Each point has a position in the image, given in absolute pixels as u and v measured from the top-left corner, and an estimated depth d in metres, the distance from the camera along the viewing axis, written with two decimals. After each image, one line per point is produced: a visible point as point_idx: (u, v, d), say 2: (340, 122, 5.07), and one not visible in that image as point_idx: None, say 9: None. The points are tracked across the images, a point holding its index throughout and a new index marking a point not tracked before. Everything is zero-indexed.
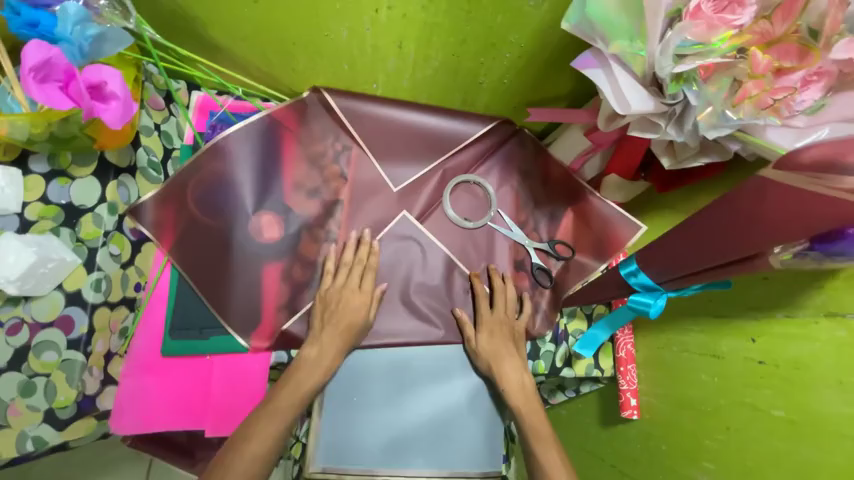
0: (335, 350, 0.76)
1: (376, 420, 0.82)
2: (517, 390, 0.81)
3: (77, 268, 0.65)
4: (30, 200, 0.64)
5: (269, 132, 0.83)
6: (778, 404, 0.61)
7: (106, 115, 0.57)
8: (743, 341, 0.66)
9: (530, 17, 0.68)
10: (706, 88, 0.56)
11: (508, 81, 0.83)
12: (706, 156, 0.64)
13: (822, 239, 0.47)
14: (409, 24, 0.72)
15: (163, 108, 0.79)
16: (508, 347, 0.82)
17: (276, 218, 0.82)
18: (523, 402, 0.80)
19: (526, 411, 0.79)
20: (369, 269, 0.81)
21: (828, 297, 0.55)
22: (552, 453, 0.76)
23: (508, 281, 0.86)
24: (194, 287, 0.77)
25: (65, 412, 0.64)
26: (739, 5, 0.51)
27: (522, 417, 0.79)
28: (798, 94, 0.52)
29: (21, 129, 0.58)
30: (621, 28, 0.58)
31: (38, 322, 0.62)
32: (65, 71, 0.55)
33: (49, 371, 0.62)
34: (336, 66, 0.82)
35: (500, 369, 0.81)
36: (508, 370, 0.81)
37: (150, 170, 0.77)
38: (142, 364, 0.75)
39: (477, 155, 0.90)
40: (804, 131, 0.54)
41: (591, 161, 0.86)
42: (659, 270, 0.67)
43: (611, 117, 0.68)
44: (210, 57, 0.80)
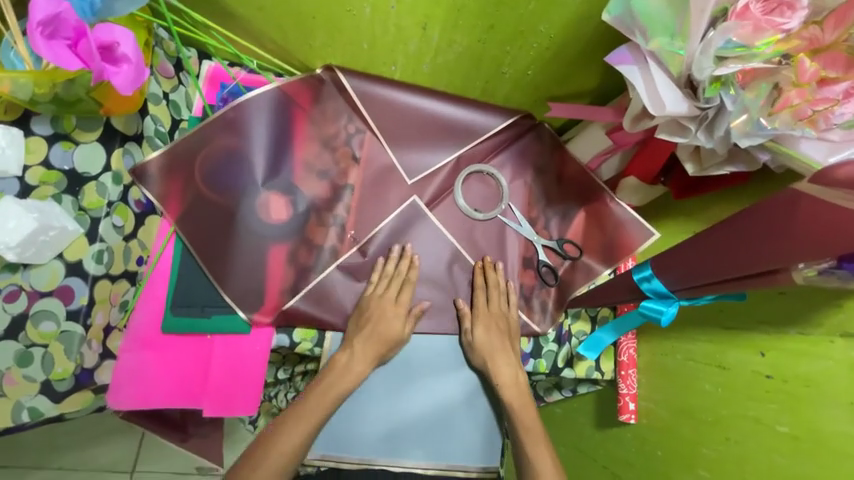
0: (368, 358, 0.77)
1: (376, 410, 0.82)
2: (511, 387, 0.80)
3: (78, 238, 0.63)
4: (31, 164, 0.61)
5: (280, 107, 0.80)
6: (782, 420, 0.61)
7: (116, 79, 0.55)
8: (751, 354, 0.66)
9: (563, 6, 0.65)
10: (744, 94, 0.54)
11: (532, 73, 0.80)
12: (733, 164, 0.62)
13: (851, 258, 0.46)
14: (436, 5, 0.68)
15: (172, 76, 0.76)
16: (504, 344, 0.82)
17: (283, 199, 0.80)
18: (516, 400, 0.80)
19: (520, 409, 0.80)
20: (407, 282, 0.81)
21: (847, 317, 0.54)
22: (543, 452, 0.77)
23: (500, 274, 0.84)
24: (200, 264, 0.76)
25: (62, 385, 0.62)
26: (788, 8, 0.49)
27: (514, 414, 0.79)
28: (838, 106, 0.50)
29: (24, 88, 0.55)
30: (660, 24, 0.56)
31: (37, 290, 0.60)
32: (74, 28, 0.51)
33: (46, 342, 0.61)
34: (355, 44, 0.79)
35: (496, 364, 0.81)
36: (502, 366, 0.81)
37: (157, 139, 0.74)
38: (142, 339, 0.73)
39: (493, 146, 0.88)
40: (838, 146, 0.52)
41: (609, 161, 0.84)
42: (676, 278, 0.66)
43: (638, 117, 0.65)
44: (224, 25, 0.76)
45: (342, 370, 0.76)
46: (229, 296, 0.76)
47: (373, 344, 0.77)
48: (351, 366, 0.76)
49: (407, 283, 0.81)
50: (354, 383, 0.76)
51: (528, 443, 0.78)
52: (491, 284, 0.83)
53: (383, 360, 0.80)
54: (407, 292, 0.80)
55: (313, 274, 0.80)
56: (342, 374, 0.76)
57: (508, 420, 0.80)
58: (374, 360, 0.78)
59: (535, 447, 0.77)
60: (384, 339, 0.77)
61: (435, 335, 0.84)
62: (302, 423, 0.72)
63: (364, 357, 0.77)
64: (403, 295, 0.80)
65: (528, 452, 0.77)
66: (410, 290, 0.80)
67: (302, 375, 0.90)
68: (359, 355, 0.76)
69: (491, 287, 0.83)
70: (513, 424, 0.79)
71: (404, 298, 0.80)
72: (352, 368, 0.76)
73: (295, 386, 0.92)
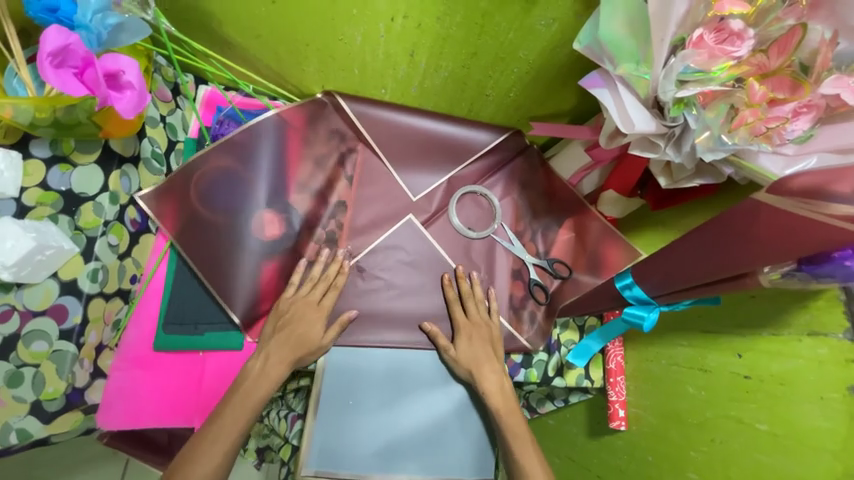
0: (281, 359, 0.75)
1: (371, 424, 0.82)
2: (498, 392, 0.81)
3: (74, 257, 0.64)
4: (29, 185, 0.62)
5: (277, 131, 0.83)
6: (761, 418, 0.64)
7: (119, 104, 0.57)
8: (729, 356, 0.69)
9: (541, 35, 0.71)
10: (705, 113, 0.59)
11: (514, 94, 0.85)
12: (701, 178, 0.67)
13: (810, 260, 0.51)
14: (423, 34, 0.74)
15: (170, 100, 0.79)
16: (488, 353, 0.83)
17: (278, 217, 0.82)
18: (503, 404, 0.80)
19: (508, 414, 0.80)
20: (334, 287, 0.80)
21: (812, 316, 0.58)
22: (529, 452, 0.77)
23: (476, 284, 0.86)
24: (206, 287, 0.77)
25: (52, 405, 0.61)
26: (738, 38, 0.55)
27: (501, 419, 0.79)
28: (789, 123, 0.56)
29: (25, 113, 0.57)
30: (627, 52, 0.61)
31: (29, 310, 0.60)
32: (83, 58, 0.54)
33: (38, 362, 0.60)
34: (346, 70, 0.83)
35: (481, 374, 0.82)
36: (488, 374, 0.82)
37: (153, 160, 0.77)
38: (134, 358, 0.74)
39: (485, 168, 0.92)
40: (793, 159, 0.58)
41: (589, 176, 0.89)
42: (654, 284, 0.69)
43: (613, 135, 0.70)
44: (221, 52, 0.80)
45: (258, 376, 0.73)
46: (226, 313, 0.77)
47: (284, 347, 0.75)
48: (266, 370, 0.73)
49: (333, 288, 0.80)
50: (266, 394, 0.72)
51: (519, 446, 0.78)
52: (466, 294, 0.85)
53: (302, 364, 0.77)
54: (332, 297, 0.79)
55: None
56: (257, 379, 0.73)
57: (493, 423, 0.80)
58: (291, 364, 0.75)
59: (525, 455, 0.77)
60: (301, 343, 0.76)
61: (402, 348, 0.84)
62: (217, 443, 0.68)
63: (279, 362, 0.74)
64: (328, 298, 0.79)
65: (519, 458, 0.77)
66: (336, 294, 0.80)
67: (295, 392, 0.92)
68: (274, 358, 0.74)
69: (466, 297, 0.85)
70: (502, 430, 0.79)
71: (328, 301, 0.79)
72: (268, 374, 0.73)
73: (287, 404, 0.92)
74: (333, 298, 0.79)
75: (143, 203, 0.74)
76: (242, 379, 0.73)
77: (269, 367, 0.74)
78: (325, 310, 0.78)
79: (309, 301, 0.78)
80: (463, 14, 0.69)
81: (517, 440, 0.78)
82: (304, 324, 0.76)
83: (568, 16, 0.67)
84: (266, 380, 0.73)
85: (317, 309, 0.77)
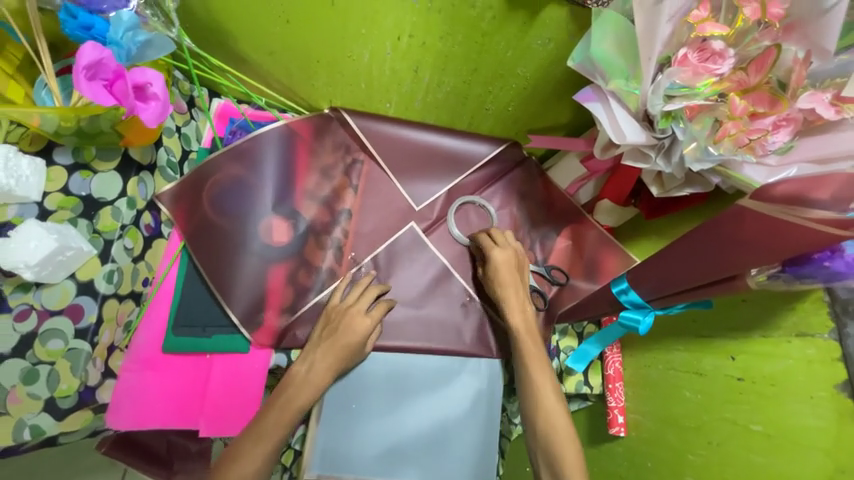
0: (325, 368, 0.75)
1: (373, 428, 0.83)
2: (520, 315, 0.80)
3: (91, 259, 0.66)
4: (51, 190, 0.65)
5: (286, 141, 0.87)
6: (755, 419, 0.66)
7: (144, 114, 0.61)
8: (723, 359, 0.71)
9: (537, 53, 0.76)
10: (692, 125, 0.63)
11: (512, 109, 0.90)
12: (691, 186, 0.71)
13: (793, 262, 0.54)
14: (426, 52, 0.78)
15: (185, 112, 0.83)
16: (514, 279, 0.82)
17: (285, 222, 0.85)
18: (523, 325, 0.80)
19: (526, 336, 0.79)
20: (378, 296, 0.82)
21: (799, 317, 0.61)
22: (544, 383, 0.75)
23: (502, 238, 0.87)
24: (213, 291, 0.80)
25: (65, 402, 0.63)
26: (719, 57, 0.59)
27: (519, 337, 0.79)
28: (770, 135, 0.60)
29: (51, 122, 0.61)
30: (617, 68, 0.65)
31: (47, 309, 0.62)
32: (114, 71, 0.58)
33: (53, 360, 0.62)
34: (354, 85, 0.88)
35: (506, 298, 0.81)
36: (511, 295, 0.81)
37: (168, 169, 0.80)
38: (144, 359, 0.75)
39: (486, 178, 0.96)
40: (776, 169, 0.62)
41: (586, 186, 0.93)
42: (650, 289, 0.71)
43: (607, 146, 0.74)
44: (237, 67, 0.85)
45: (301, 383, 0.74)
46: (231, 316, 0.79)
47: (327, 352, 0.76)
48: (310, 378, 0.74)
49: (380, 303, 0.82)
50: (306, 401, 0.73)
51: (536, 371, 0.76)
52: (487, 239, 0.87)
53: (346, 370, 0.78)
54: (378, 312, 0.81)
55: (311, 294, 0.84)
56: (301, 385, 0.73)
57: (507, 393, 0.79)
58: (335, 373, 0.75)
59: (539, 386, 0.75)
60: (344, 350, 0.76)
61: (406, 352, 0.86)
62: (258, 445, 0.69)
63: (323, 369, 0.75)
64: (375, 309, 0.81)
65: (531, 388, 0.75)
66: (383, 307, 0.82)
67: None
68: (318, 367, 0.75)
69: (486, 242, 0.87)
70: (519, 352, 0.78)
71: (376, 313, 0.80)
72: (310, 381, 0.74)
73: None
74: (380, 313, 0.81)
75: (163, 206, 0.78)
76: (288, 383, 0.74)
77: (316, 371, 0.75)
78: (372, 321, 0.79)
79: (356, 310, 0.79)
80: (464, 34, 0.74)
81: (534, 363, 0.77)
82: (350, 332, 0.77)
83: (563, 37, 0.72)
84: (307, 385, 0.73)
85: (359, 319, 0.78)
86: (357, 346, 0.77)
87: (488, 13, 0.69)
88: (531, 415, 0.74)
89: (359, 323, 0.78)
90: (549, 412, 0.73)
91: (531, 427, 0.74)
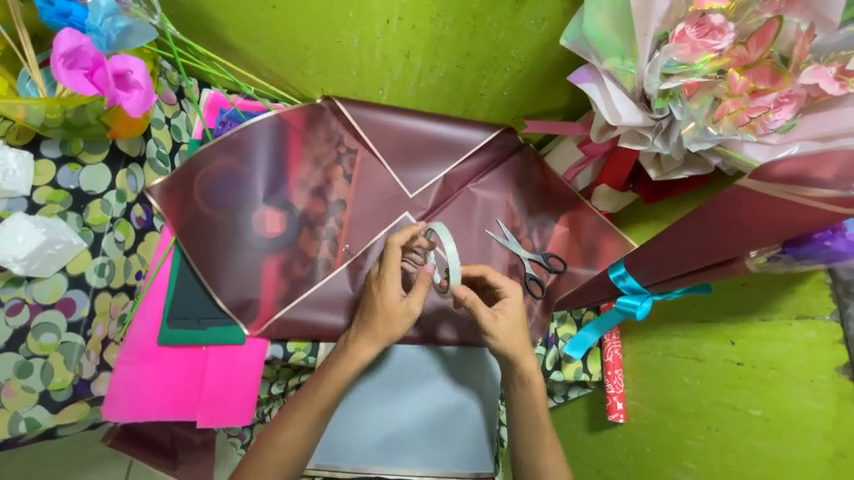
0: (360, 339, 0.69)
1: (371, 418, 0.83)
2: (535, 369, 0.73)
3: (82, 252, 0.66)
4: (40, 184, 0.65)
5: (276, 131, 0.86)
6: (755, 404, 0.65)
7: (127, 103, 0.60)
8: (722, 344, 0.69)
9: (530, 34, 0.73)
10: (690, 104, 0.61)
11: (507, 93, 0.88)
12: (690, 169, 0.69)
13: (793, 243, 0.53)
14: (417, 36, 0.76)
15: (174, 103, 0.82)
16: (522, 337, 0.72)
17: (278, 214, 0.84)
18: (539, 390, 0.74)
19: (538, 401, 0.74)
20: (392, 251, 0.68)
21: (800, 300, 0.59)
22: (551, 449, 0.74)
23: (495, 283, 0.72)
24: (206, 284, 0.79)
25: (59, 395, 0.63)
26: (719, 32, 0.57)
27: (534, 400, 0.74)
28: (772, 113, 0.58)
29: (36, 113, 0.60)
30: (613, 47, 0.63)
31: (39, 303, 0.62)
32: (93, 59, 0.57)
33: (47, 353, 0.62)
34: (345, 72, 0.86)
35: (522, 359, 0.72)
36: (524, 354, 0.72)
37: (158, 161, 0.79)
38: (139, 352, 0.75)
39: (482, 165, 0.94)
40: (776, 148, 0.60)
41: (583, 172, 0.91)
42: (646, 274, 0.70)
43: (603, 129, 0.72)
44: (225, 56, 0.83)
45: (337, 358, 0.71)
46: (225, 308, 0.79)
47: (365, 341, 0.69)
48: (347, 351, 0.70)
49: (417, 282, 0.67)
50: (334, 382, 0.69)
51: (547, 434, 0.74)
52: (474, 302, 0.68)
53: (395, 332, 0.68)
54: (418, 296, 0.67)
55: (306, 285, 0.83)
56: (333, 360, 0.71)
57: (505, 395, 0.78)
58: (377, 344, 0.69)
59: (546, 451, 0.74)
60: (372, 318, 0.68)
61: (403, 343, 0.86)
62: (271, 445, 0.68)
63: (362, 342, 0.69)
64: (385, 274, 0.67)
65: (540, 452, 0.74)
66: (395, 252, 0.67)
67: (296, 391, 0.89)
68: (353, 340, 0.70)
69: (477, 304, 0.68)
70: (532, 416, 0.74)
71: (385, 275, 0.67)
72: (350, 354, 0.69)
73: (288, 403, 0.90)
74: (424, 293, 0.67)
75: (156, 200, 0.78)
76: (324, 374, 0.70)
77: (356, 357, 0.69)
78: (391, 283, 0.67)
79: (396, 297, 0.67)
80: (455, 15, 0.72)
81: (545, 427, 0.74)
82: (393, 322, 0.67)
83: (557, 15, 0.69)
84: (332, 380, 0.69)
85: (403, 311, 0.67)
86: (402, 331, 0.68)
87: None
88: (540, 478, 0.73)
89: (404, 313, 0.67)
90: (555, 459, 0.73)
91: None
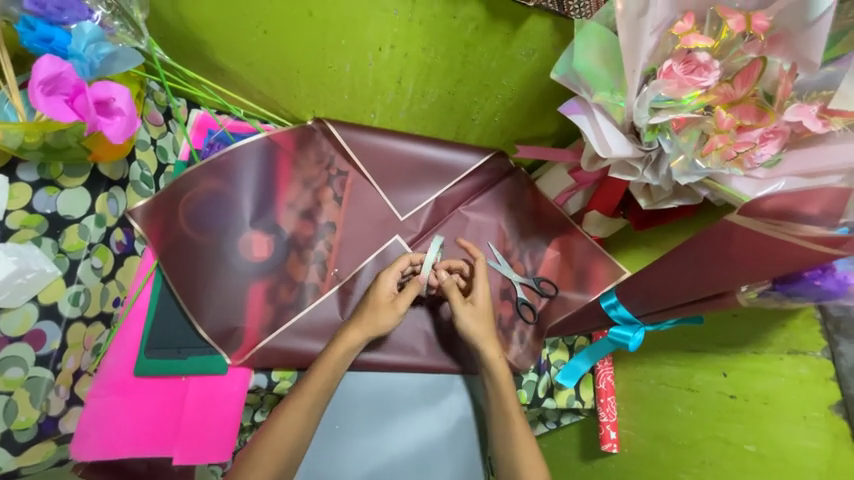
0: (353, 325, 0.70)
1: (357, 451, 0.80)
2: (500, 364, 0.75)
3: (56, 281, 0.63)
4: (13, 208, 0.61)
5: (266, 153, 0.84)
6: (749, 439, 0.64)
7: (109, 129, 0.59)
8: (714, 375, 0.69)
9: (521, 64, 0.74)
10: (679, 138, 0.62)
11: (499, 119, 0.88)
12: (679, 199, 0.69)
13: (783, 280, 0.53)
14: (409, 62, 0.77)
15: (161, 124, 0.80)
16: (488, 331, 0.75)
17: (265, 237, 0.82)
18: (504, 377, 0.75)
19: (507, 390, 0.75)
20: (393, 270, 0.73)
21: (791, 334, 0.59)
22: (532, 452, 0.72)
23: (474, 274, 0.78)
24: (187, 312, 0.76)
25: (23, 435, 0.59)
26: (705, 69, 0.58)
27: (500, 392, 0.75)
28: (758, 149, 0.59)
29: (14, 137, 0.56)
30: (602, 81, 0.64)
31: (5, 336, 0.58)
32: (74, 85, 0.56)
33: (12, 390, 0.58)
34: (337, 96, 0.86)
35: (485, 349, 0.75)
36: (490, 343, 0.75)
37: (142, 183, 0.78)
38: (113, 383, 0.72)
39: (474, 187, 0.94)
40: (763, 182, 0.61)
41: (574, 197, 0.91)
42: (638, 303, 0.70)
43: (593, 158, 0.72)
44: (213, 78, 0.83)
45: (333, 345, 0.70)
46: (207, 337, 0.76)
47: (358, 328, 0.70)
48: (341, 337, 0.70)
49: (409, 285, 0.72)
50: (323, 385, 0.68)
51: (517, 423, 0.74)
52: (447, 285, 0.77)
53: (383, 330, 0.70)
54: (408, 296, 0.72)
55: (293, 311, 0.81)
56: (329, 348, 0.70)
57: (499, 426, 0.75)
58: (367, 336, 0.70)
59: (519, 445, 0.73)
60: (368, 306, 0.71)
61: (394, 371, 0.84)
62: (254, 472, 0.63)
63: (354, 331, 0.70)
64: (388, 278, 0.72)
65: (513, 445, 0.73)
66: (393, 270, 0.73)
67: None
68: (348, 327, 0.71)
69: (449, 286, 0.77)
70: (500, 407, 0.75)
71: (386, 277, 0.72)
72: (344, 339, 0.70)
73: None
74: (413, 294, 0.72)
75: (137, 222, 0.76)
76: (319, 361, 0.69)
77: (346, 343, 0.69)
78: (391, 284, 0.72)
79: (388, 292, 0.72)
80: (447, 44, 0.72)
81: (516, 417, 0.74)
82: (383, 310, 0.70)
83: (547, 47, 0.70)
84: (325, 369, 0.68)
85: (390, 305, 0.71)
86: (389, 327, 0.70)
87: (470, 24, 0.68)
88: (513, 473, 0.71)
89: (392, 307, 0.71)
90: (534, 472, 0.71)
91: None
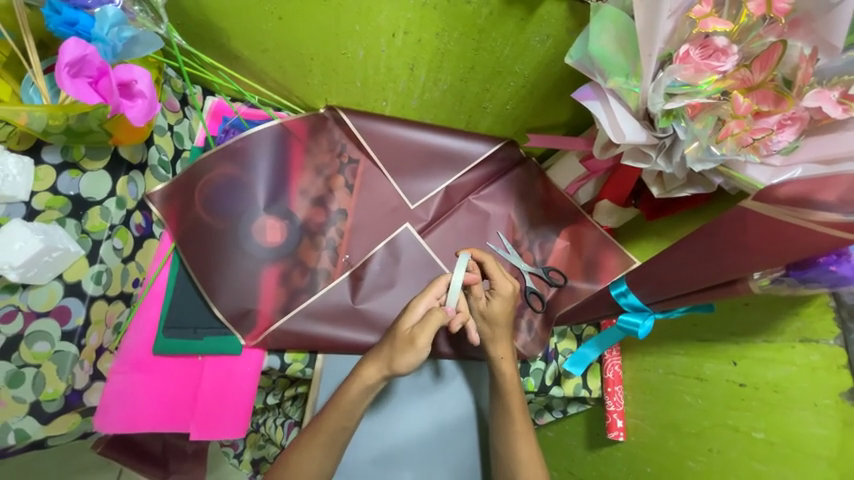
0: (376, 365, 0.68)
1: (366, 432, 0.82)
2: (509, 366, 0.78)
3: (79, 259, 0.65)
4: (39, 190, 0.64)
5: (279, 140, 0.85)
6: (758, 427, 0.64)
7: (131, 112, 0.61)
8: (725, 364, 0.69)
9: (535, 50, 0.74)
10: (693, 124, 0.61)
11: (511, 107, 0.88)
12: (693, 187, 0.69)
13: (796, 267, 0.53)
14: (422, 49, 0.77)
15: (178, 110, 0.82)
16: (505, 326, 0.76)
17: (278, 223, 0.84)
18: (511, 376, 0.78)
19: (512, 387, 0.78)
20: (427, 295, 0.67)
21: (804, 322, 0.59)
22: (528, 448, 0.77)
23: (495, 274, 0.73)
24: (204, 294, 0.79)
25: (51, 405, 0.62)
26: (723, 54, 0.57)
27: (506, 390, 0.77)
28: (775, 135, 0.58)
29: (39, 120, 0.58)
30: (617, 66, 0.63)
31: (34, 310, 0.61)
32: (98, 68, 0.57)
33: (39, 362, 0.61)
34: (349, 83, 0.86)
35: (493, 349, 0.77)
36: (501, 337, 0.77)
37: (159, 168, 0.79)
38: (132, 362, 0.75)
39: (484, 177, 0.94)
40: (780, 170, 0.60)
41: (585, 187, 0.91)
42: (648, 292, 0.70)
43: (606, 146, 0.71)
44: (229, 64, 0.84)
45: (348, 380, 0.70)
46: (222, 318, 0.78)
47: (374, 365, 0.68)
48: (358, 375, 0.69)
49: (432, 312, 0.65)
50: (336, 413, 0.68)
51: (519, 422, 0.77)
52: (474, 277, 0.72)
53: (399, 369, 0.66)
54: (430, 329, 0.63)
55: (305, 295, 0.82)
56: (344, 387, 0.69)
57: (503, 424, 0.78)
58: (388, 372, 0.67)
59: (521, 441, 0.77)
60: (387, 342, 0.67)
61: None
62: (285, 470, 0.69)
63: (374, 368, 0.68)
64: (417, 329, 0.64)
65: (512, 441, 0.77)
66: (425, 299, 0.67)
67: (292, 400, 0.90)
68: (370, 359, 0.69)
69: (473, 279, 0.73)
70: (504, 403, 0.78)
71: (420, 308, 0.66)
72: (363, 377, 0.68)
73: (284, 412, 0.92)
74: (435, 327, 0.64)
75: (154, 205, 0.77)
76: (337, 399, 0.69)
77: (364, 379, 0.68)
78: (422, 310, 0.66)
79: (410, 324, 0.66)
80: (460, 30, 0.72)
81: (518, 414, 0.77)
82: (402, 350, 0.65)
83: (561, 32, 0.69)
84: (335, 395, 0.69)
85: (409, 343, 0.64)
86: (403, 371, 0.66)
87: (485, 9, 0.68)
88: (511, 468, 0.76)
89: (411, 344, 0.64)
90: (530, 468, 0.76)
91: (510, 475, 0.76)
